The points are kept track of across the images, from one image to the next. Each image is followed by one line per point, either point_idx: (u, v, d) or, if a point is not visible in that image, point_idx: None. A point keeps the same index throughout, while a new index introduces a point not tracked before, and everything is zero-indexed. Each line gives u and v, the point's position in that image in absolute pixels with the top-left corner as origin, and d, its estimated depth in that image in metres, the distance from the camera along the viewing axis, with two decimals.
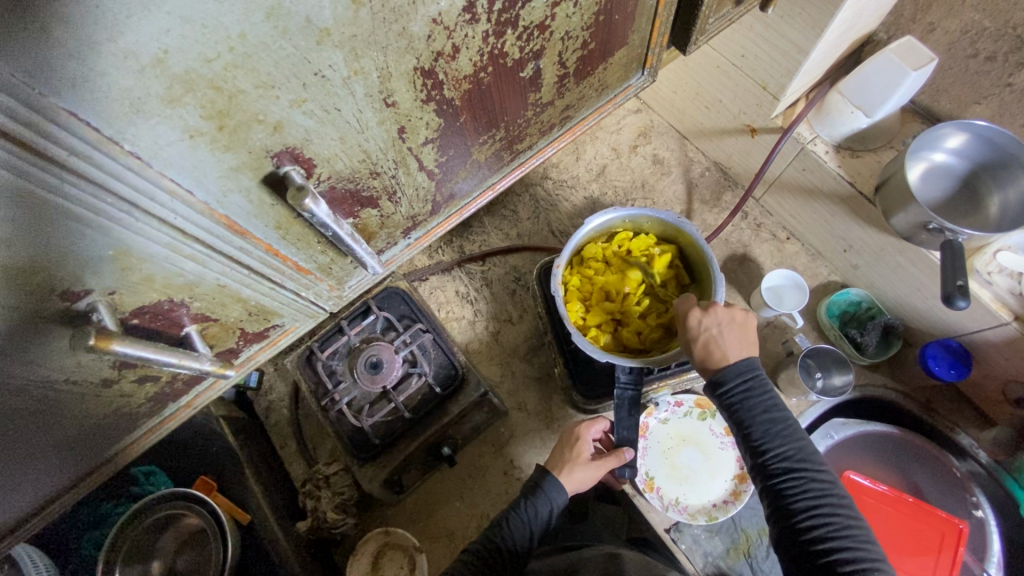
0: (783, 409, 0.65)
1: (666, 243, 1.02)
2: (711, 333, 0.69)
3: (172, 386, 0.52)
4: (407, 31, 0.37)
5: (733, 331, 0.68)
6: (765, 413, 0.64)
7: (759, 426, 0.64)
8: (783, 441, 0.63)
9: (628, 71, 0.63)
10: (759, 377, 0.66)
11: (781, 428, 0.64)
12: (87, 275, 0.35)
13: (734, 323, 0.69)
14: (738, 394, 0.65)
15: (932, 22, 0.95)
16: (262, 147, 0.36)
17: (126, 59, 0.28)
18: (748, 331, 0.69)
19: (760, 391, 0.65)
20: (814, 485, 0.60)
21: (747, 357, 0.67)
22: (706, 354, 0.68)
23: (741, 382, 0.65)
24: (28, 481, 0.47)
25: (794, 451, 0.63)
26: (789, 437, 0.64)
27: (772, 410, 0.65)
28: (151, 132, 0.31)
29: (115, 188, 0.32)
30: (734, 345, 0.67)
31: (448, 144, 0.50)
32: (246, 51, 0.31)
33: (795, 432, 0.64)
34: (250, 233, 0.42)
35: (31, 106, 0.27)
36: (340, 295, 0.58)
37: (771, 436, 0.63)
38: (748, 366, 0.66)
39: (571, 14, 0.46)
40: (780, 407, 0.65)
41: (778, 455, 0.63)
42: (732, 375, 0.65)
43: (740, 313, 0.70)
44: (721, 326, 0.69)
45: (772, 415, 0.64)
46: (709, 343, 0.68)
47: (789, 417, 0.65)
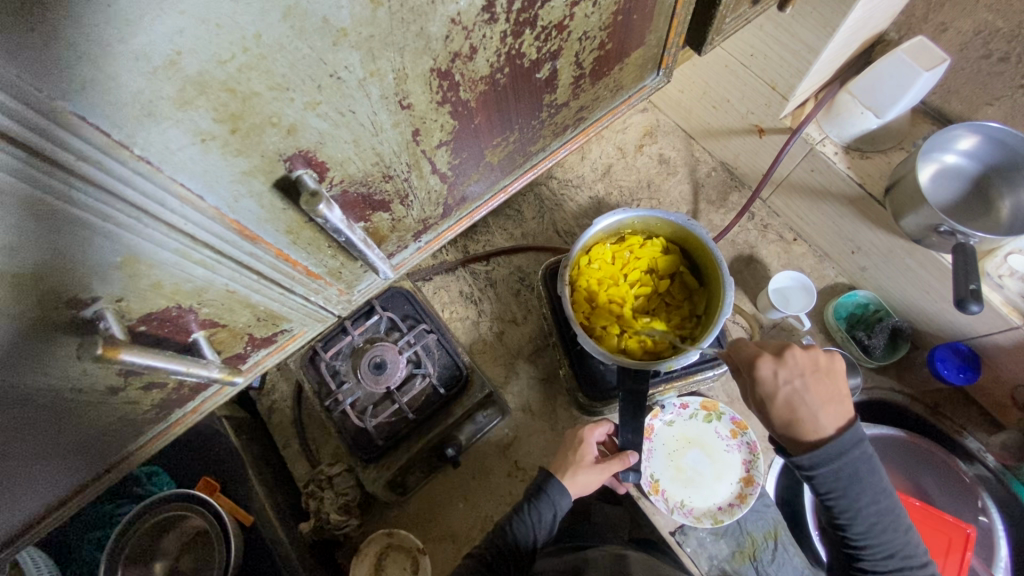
0: (889, 499, 0.66)
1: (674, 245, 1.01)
2: (793, 388, 0.65)
3: (178, 392, 0.51)
4: (425, 32, 0.36)
5: (821, 387, 0.65)
6: (874, 510, 0.65)
7: (866, 523, 0.66)
8: (888, 538, 0.66)
9: (643, 72, 0.61)
10: (869, 466, 0.65)
11: (885, 521, 0.66)
12: (94, 283, 0.34)
13: (817, 373, 0.66)
14: (844, 489, 0.65)
15: (945, 23, 0.94)
16: (275, 150, 0.35)
17: (137, 61, 0.26)
18: (833, 378, 0.67)
19: (869, 483, 0.65)
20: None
21: (847, 429, 0.64)
22: (790, 416, 0.65)
23: (851, 478, 0.64)
24: (30, 490, 0.46)
25: (897, 546, 0.66)
26: (893, 530, 0.66)
27: (878, 503, 0.66)
28: (161, 136, 0.30)
29: (124, 194, 0.31)
30: (820, 403, 0.64)
31: (462, 147, 0.49)
32: (261, 51, 0.30)
33: (898, 523, 0.66)
34: (260, 238, 0.41)
35: (38, 109, 0.26)
36: (348, 299, 0.57)
37: (876, 534, 0.66)
38: (857, 456, 0.64)
39: (590, 14, 0.45)
40: (885, 497, 0.66)
41: (881, 551, 0.66)
42: (838, 468, 0.64)
43: (822, 359, 0.67)
44: (803, 380, 0.65)
45: (879, 507, 0.65)
46: (792, 402, 0.64)
47: (892, 505, 0.66)
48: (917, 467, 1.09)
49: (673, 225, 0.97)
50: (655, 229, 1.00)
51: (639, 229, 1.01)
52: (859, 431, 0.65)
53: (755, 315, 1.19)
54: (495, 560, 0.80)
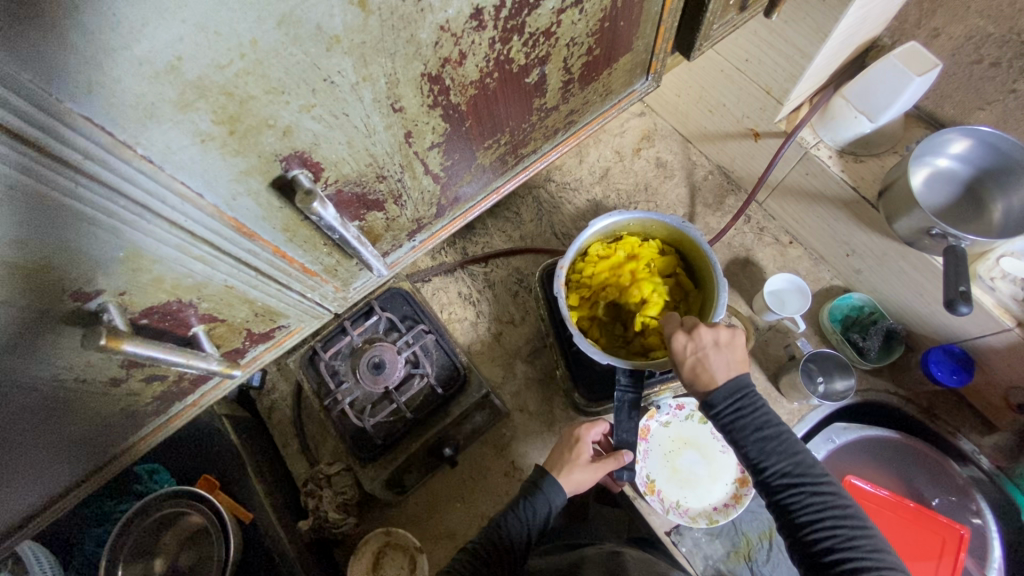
0: (777, 424, 0.65)
1: (671, 246, 1.02)
2: (698, 358, 0.67)
3: (179, 386, 0.53)
4: (415, 38, 0.37)
5: (720, 350, 0.67)
6: (757, 432, 0.64)
7: (754, 446, 0.64)
8: (779, 458, 0.64)
9: (633, 77, 0.63)
10: (748, 395, 0.66)
11: (775, 444, 0.64)
12: (97, 276, 0.35)
13: (719, 341, 0.67)
14: (730, 418, 0.65)
15: (936, 28, 0.95)
16: (271, 151, 0.37)
17: (140, 66, 0.28)
18: (736, 351, 0.68)
19: (750, 408, 0.65)
20: (814, 498, 0.62)
21: (735, 377, 0.66)
22: (691, 377, 0.67)
23: (732, 404, 0.65)
24: (35, 478, 0.48)
25: (791, 465, 0.64)
26: (787, 454, 0.64)
27: (762, 428, 0.65)
28: (163, 136, 0.32)
29: (127, 191, 0.32)
30: (721, 372, 0.66)
31: (454, 149, 0.51)
32: (258, 57, 0.32)
33: (790, 445, 0.65)
34: (258, 236, 0.42)
35: (48, 111, 0.27)
36: (344, 297, 0.58)
37: (767, 454, 0.64)
38: (737, 389, 0.65)
39: (577, 21, 0.46)
40: (771, 421, 0.65)
41: (777, 472, 0.63)
42: (723, 401, 0.65)
43: (729, 334, 0.68)
44: (707, 348, 0.67)
45: (765, 432, 0.64)
46: (694, 367, 0.66)
47: (782, 431, 0.65)
48: (910, 469, 1.10)
49: (666, 226, 0.99)
50: (650, 230, 1.01)
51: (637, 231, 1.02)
52: (743, 377, 0.66)
53: (750, 316, 1.20)
54: (494, 559, 0.79)
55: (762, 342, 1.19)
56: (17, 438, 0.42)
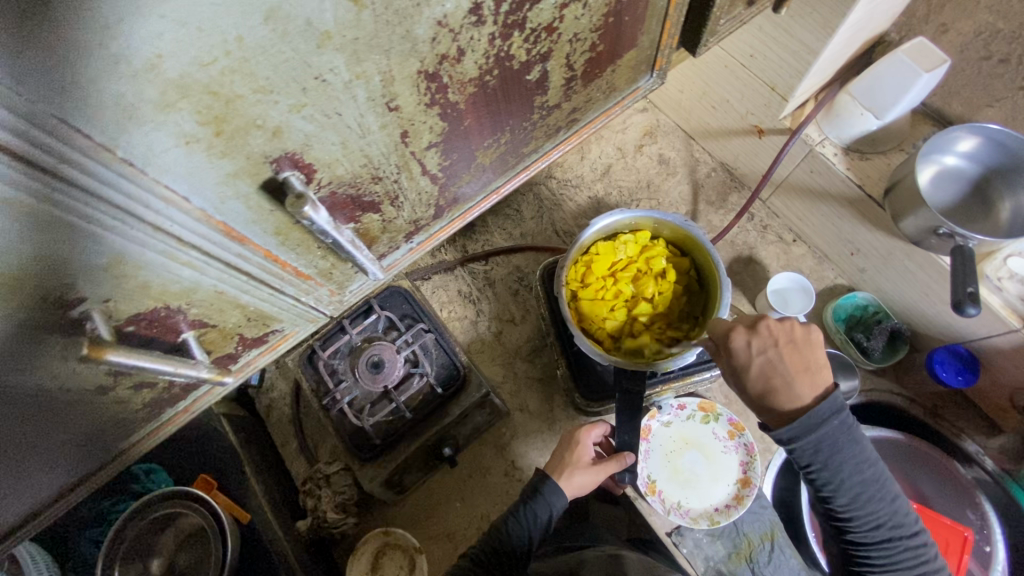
0: (874, 469, 0.63)
1: (673, 244, 1.00)
2: (767, 358, 0.63)
3: (170, 391, 0.51)
4: (411, 34, 0.36)
5: (797, 357, 0.63)
6: (857, 480, 0.62)
7: (849, 492, 0.63)
8: (873, 506, 0.63)
9: (637, 74, 0.61)
10: (848, 431, 0.62)
11: (870, 490, 0.63)
12: (80, 284, 0.34)
13: (794, 344, 0.63)
14: (825, 458, 0.62)
15: (946, 24, 0.94)
16: (260, 152, 0.35)
17: (117, 64, 0.26)
18: (811, 349, 0.64)
19: (849, 448, 0.62)
20: (902, 548, 0.63)
21: (829, 398, 0.61)
22: (764, 388, 0.62)
23: (823, 443, 0.61)
24: (22, 488, 0.46)
25: (885, 514, 0.64)
26: (880, 501, 0.63)
27: (862, 474, 0.63)
28: (144, 138, 0.30)
29: (109, 196, 0.31)
30: (796, 372, 0.62)
31: (452, 148, 0.49)
32: (244, 55, 0.30)
33: (884, 489, 0.64)
34: (248, 240, 0.41)
35: (20, 113, 0.26)
36: (340, 299, 0.57)
37: (860, 502, 0.63)
38: (835, 427, 0.61)
39: (580, 16, 0.45)
40: (869, 463, 0.63)
41: (868, 519, 0.64)
42: (821, 438, 0.61)
43: (797, 329, 0.64)
44: (777, 350, 0.63)
45: (863, 477, 0.63)
46: (765, 374, 0.62)
47: (877, 474, 0.64)
48: (913, 470, 1.08)
49: (667, 223, 0.97)
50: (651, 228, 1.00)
51: (639, 228, 1.00)
52: (840, 398, 0.62)
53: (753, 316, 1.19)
54: (489, 560, 0.80)
55: None
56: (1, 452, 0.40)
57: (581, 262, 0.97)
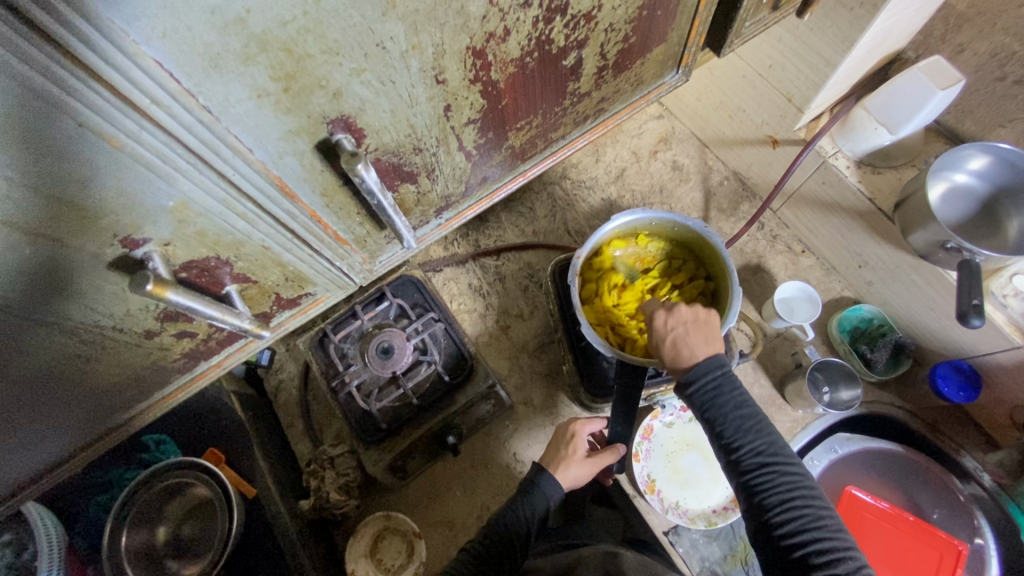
0: (754, 406, 0.62)
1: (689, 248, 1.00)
2: (678, 334, 0.65)
3: (207, 344, 0.53)
4: (465, 10, 0.38)
5: (698, 330, 0.64)
6: (736, 409, 0.61)
7: (730, 423, 0.61)
8: (754, 436, 0.60)
9: (664, 69, 0.64)
10: (725, 372, 0.63)
11: (751, 422, 0.61)
12: (145, 224, 0.37)
13: (701, 322, 0.65)
14: (710, 395, 0.61)
15: (960, 44, 0.96)
16: (320, 113, 0.38)
17: (212, 15, 0.29)
18: (714, 328, 0.65)
19: (726, 384, 0.62)
20: (790, 481, 0.58)
21: (712, 355, 0.63)
22: (671, 357, 0.64)
23: (709, 378, 0.62)
24: (57, 423, 0.49)
25: (765, 444, 0.60)
26: (761, 433, 0.61)
27: (741, 406, 0.61)
28: (224, 88, 0.33)
29: (184, 140, 0.34)
30: (701, 346, 0.64)
31: (489, 127, 0.52)
32: (319, 16, 0.33)
33: (769, 430, 0.61)
34: (298, 197, 0.43)
35: (123, 51, 0.29)
36: (370, 270, 0.59)
37: (742, 432, 0.60)
38: (716, 366, 0.62)
39: (617, 7, 0.47)
40: (748, 401, 0.62)
41: (751, 451, 0.60)
42: (700, 373, 0.62)
43: (702, 311, 0.66)
44: (685, 325, 0.65)
45: (742, 408, 0.61)
46: (674, 346, 0.64)
47: (759, 413, 0.62)
48: (913, 483, 1.10)
49: (685, 225, 0.95)
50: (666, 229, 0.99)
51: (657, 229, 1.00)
52: (721, 354, 0.63)
53: (759, 322, 1.21)
54: (489, 551, 0.77)
55: (769, 349, 1.19)
56: (43, 373, 0.43)
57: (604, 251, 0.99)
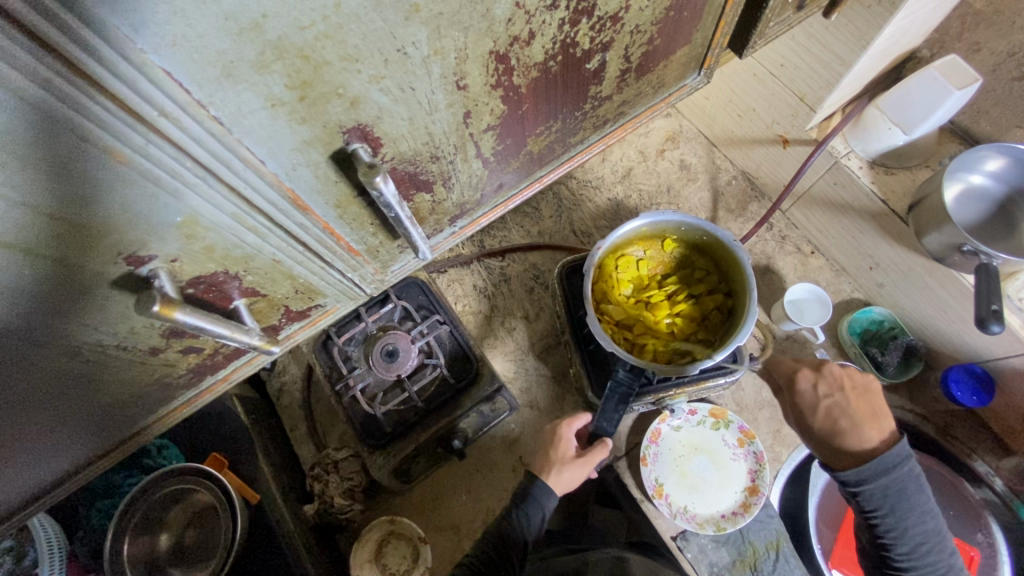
0: (924, 511, 0.71)
1: (713, 261, 0.96)
2: (832, 401, 0.76)
3: (213, 358, 0.51)
4: (490, 13, 0.36)
5: (858, 403, 0.75)
6: (908, 518, 0.70)
7: (899, 528, 0.71)
8: (914, 540, 0.71)
9: (685, 71, 0.62)
10: (911, 478, 0.70)
11: (919, 528, 0.71)
12: (152, 241, 0.35)
13: (857, 391, 0.77)
14: (884, 498, 0.70)
15: (979, 42, 0.94)
16: (336, 122, 0.36)
17: (226, 21, 0.27)
18: (873, 400, 0.77)
19: (908, 493, 0.70)
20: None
21: (895, 445, 0.71)
22: (830, 428, 0.74)
23: (878, 485, 0.70)
24: (59, 442, 0.47)
25: (920, 548, 0.71)
26: (929, 537, 0.71)
27: (916, 515, 0.71)
28: (237, 97, 0.31)
29: (194, 153, 0.32)
30: (862, 418, 0.74)
31: (507, 134, 0.49)
32: (340, 21, 0.30)
33: (940, 533, 0.72)
34: (310, 210, 0.41)
35: (128, 59, 0.26)
36: (381, 279, 0.57)
37: (908, 538, 0.71)
38: (901, 471, 0.70)
39: (644, 8, 0.45)
40: (922, 507, 0.71)
41: (909, 551, 0.72)
42: (880, 479, 0.70)
43: (856, 378, 0.78)
44: (839, 396, 0.76)
45: (914, 515, 0.71)
46: (832, 415, 0.75)
47: (934, 516, 0.72)
48: (925, 488, 1.07)
49: (716, 236, 0.91)
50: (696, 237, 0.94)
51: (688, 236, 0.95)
52: (906, 447, 0.71)
53: (768, 325, 1.19)
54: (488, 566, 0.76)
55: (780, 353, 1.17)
56: (44, 394, 0.41)
57: (626, 250, 0.96)
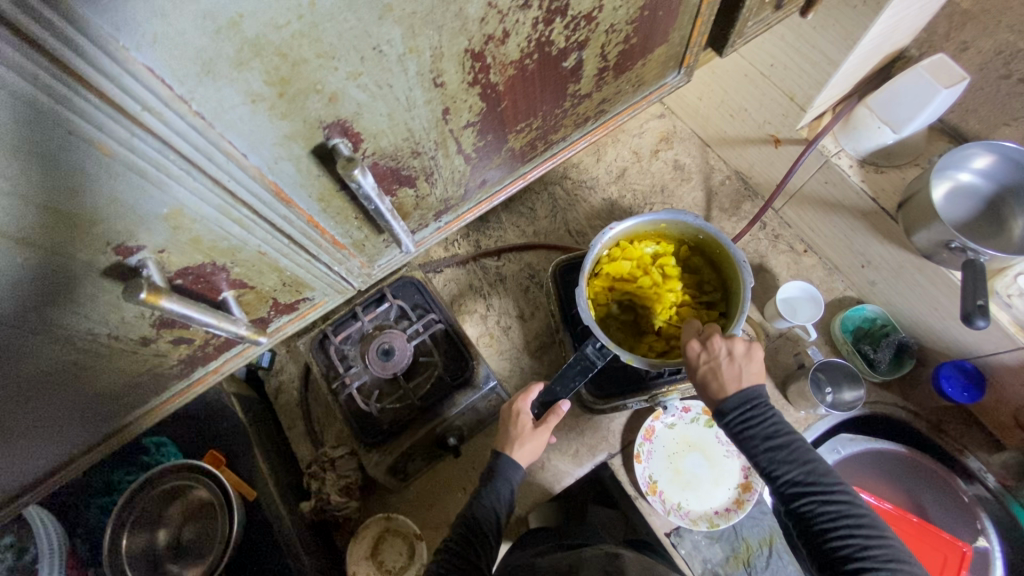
0: (786, 433, 0.66)
1: (717, 274, 0.96)
2: (710, 366, 0.69)
3: (204, 350, 0.53)
4: (463, 12, 0.38)
5: (733, 365, 0.68)
6: (766, 441, 0.65)
7: (764, 457, 0.65)
8: (790, 469, 0.64)
9: (665, 69, 0.63)
10: (755, 401, 0.67)
11: (783, 454, 0.65)
12: (140, 232, 0.36)
13: (736, 356, 0.68)
14: (734, 424, 0.67)
15: (965, 41, 0.95)
16: (316, 117, 0.38)
17: (204, 20, 0.29)
18: (752, 361, 0.68)
19: (756, 415, 0.66)
20: (829, 510, 0.62)
21: (747, 388, 0.67)
22: (701, 389, 0.69)
23: (735, 409, 0.66)
24: (54, 430, 0.49)
25: (803, 475, 0.64)
26: (797, 462, 0.65)
27: (773, 437, 0.65)
28: (217, 93, 0.33)
29: (177, 146, 0.33)
30: (733, 381, 0.67)
31: (488, 129, 0.51)
32: (314, 20, 0.32)
33: (806, 459, 0.65)
34: (294, 203, 0.43)
35: (111, 56, 0.28)
36: (369, 273, 0.59)
37: (777, 464, 0.65)
38: (740, 396, 0.67)
39: (618, 7, 0.47)
40: (782, 429, 0.66)
41: (790, 485, 0.64)
42: (724, 404, 0.67)
43: (742, 344, 0.69)
44: (719, 359, 0.69)
45: (773, 440, 0.65)
46: (704, 378, 0.68)
47: (795, 442, 0.66)
48: (916, 485, 1.09)
49: (728, 253, 0.90)
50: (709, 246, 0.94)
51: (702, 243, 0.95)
52: (750, 379, 0.68)
53: (761, 323, 1.19)
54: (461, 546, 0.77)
55: (772, 350, 1.18)
56: (40, 381, 0.43)
57: (649, 237, 0.97)
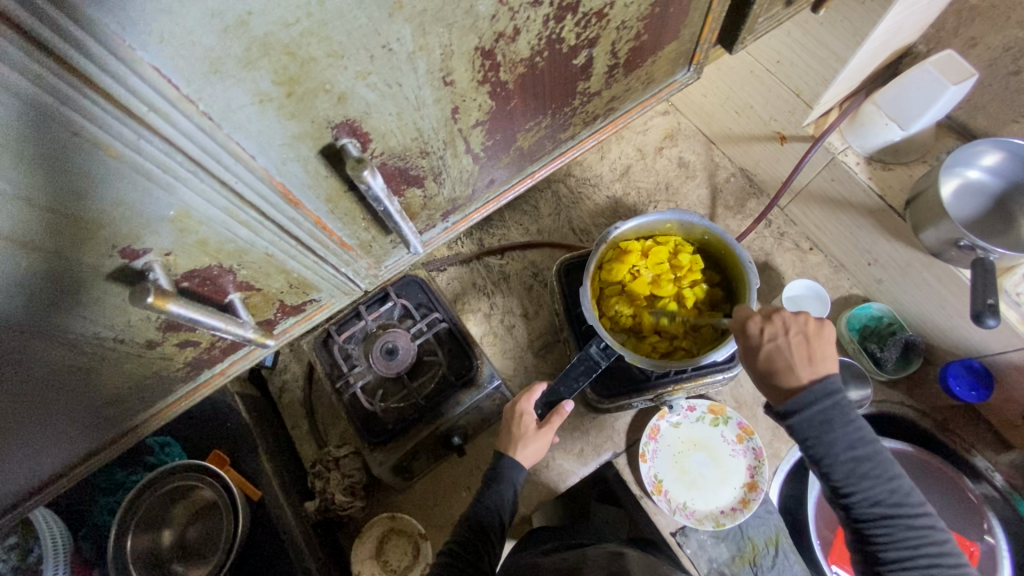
0: (870, 447, 0.65)
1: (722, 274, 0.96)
2: (775, 345, 0.67)
3: (209, 352, 0.52)
4: (473, 10, 0.37)
5: (802, 346, 0.67)
6: (852, 455, 0.64)
7: (843, 469, 0.64)
8: (871, 485, 0.64)
9: (674, 66, 0.62)
10: (841, 408, 0.65)
11: (866, 468, 0.64)
12: (146, 235, 0.36)
13: (806, 336, 0.68)
14: (816, 433, 0.65)
15: (975, 37, 0.93)
16: (324, 117, 0.37)
17: (212, 19, 0.28)
18: (822, 342, 0.68)
19: (841, 424, 0.64)
20: (906, 531, 0.63)
21: (825, 379, 0.66)
22: (768, 369, 0.67)
23: (820, 419, 0.65)
24: (60, 434, 0.48)
25: (884, 492, 0.64)
26: (876, 478, 0.64)
27: (856, 449, 0.64)
28: (225, 94, 0.32)
29: (185, 147, 0.33)
30: (803, 361, 0.66)
31: (496, 129, 0.50)
32: (324, 18, 0.31)
33: (882, 470, 0.64)
34: (302, 204, 0.42)
35: (117, 55, 0.28)
36: (375, 274, 0.58)
37: (857, 479, 0.64)
38: (827, 403, 0.65)
39: (629, 4, 0.46)
40: (866, 441, 0.65)
41: (866, 499, 0.64)
42: (810, 410, 0.65)
43: (810, 322, 0.69)
44: (787, 338, 0.67)
45: (856, 452, 0.64)
46: (771, 357, 0.67)
47: (874, 453, 0.65)
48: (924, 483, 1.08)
49: (734, 253, 0.90)
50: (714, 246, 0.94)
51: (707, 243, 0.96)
52: (832, 377, 0.66)
53: None
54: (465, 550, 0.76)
55: None
56: (46, 385, 0.42)
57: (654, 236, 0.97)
